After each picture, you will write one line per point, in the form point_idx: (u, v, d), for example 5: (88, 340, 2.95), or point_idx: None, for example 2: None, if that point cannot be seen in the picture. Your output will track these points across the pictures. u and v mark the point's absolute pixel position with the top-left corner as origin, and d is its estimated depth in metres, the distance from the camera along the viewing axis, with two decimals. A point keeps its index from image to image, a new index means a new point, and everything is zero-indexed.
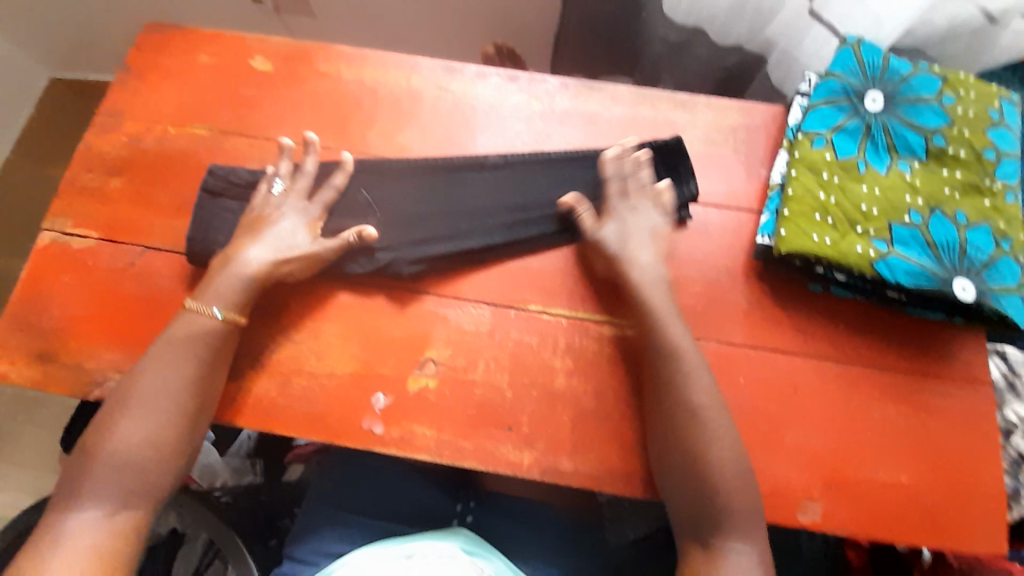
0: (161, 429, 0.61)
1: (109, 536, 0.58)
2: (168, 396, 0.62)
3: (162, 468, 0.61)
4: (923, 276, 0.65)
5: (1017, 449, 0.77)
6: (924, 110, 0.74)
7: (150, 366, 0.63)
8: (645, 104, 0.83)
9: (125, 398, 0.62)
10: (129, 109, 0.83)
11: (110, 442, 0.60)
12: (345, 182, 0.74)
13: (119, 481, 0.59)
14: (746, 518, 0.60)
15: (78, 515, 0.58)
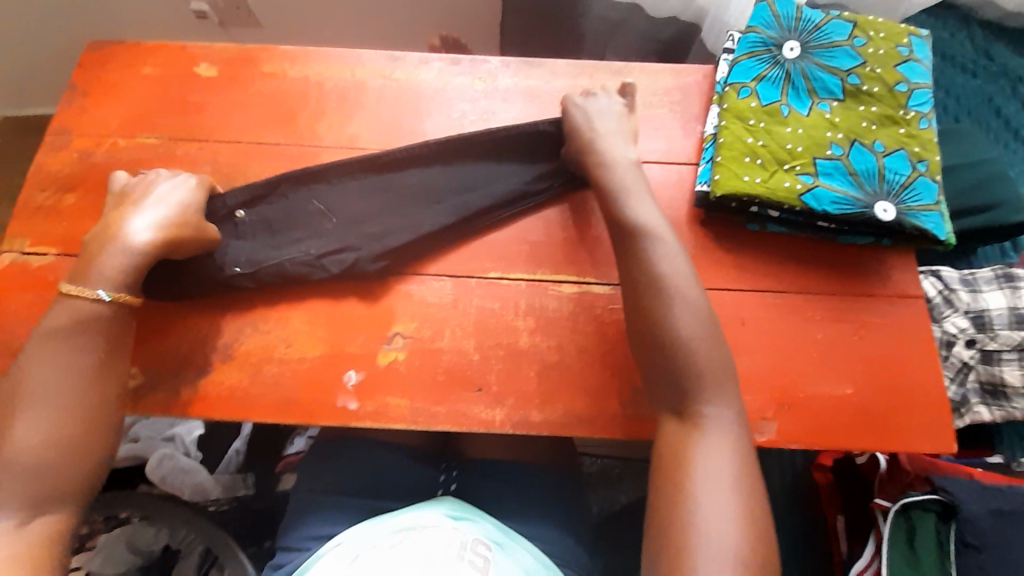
0: (61, 425, 0.60)
1: (21, 540, 0.55)
2: (72, 392, 0.61)
3: (74, 461, 0.60)
4: (846, 203, 0.71)
5: (960, 358, 0.82)
6: (838, 52, 0.79)
7: (37, 366, 0.62)
8: (583, 75, 0.87)
9: (16, 401, 0.60)
10: (77, 126, 0.83)
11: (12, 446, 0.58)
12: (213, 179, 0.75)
13: (24, 484, 0.57)
14: None
15: None
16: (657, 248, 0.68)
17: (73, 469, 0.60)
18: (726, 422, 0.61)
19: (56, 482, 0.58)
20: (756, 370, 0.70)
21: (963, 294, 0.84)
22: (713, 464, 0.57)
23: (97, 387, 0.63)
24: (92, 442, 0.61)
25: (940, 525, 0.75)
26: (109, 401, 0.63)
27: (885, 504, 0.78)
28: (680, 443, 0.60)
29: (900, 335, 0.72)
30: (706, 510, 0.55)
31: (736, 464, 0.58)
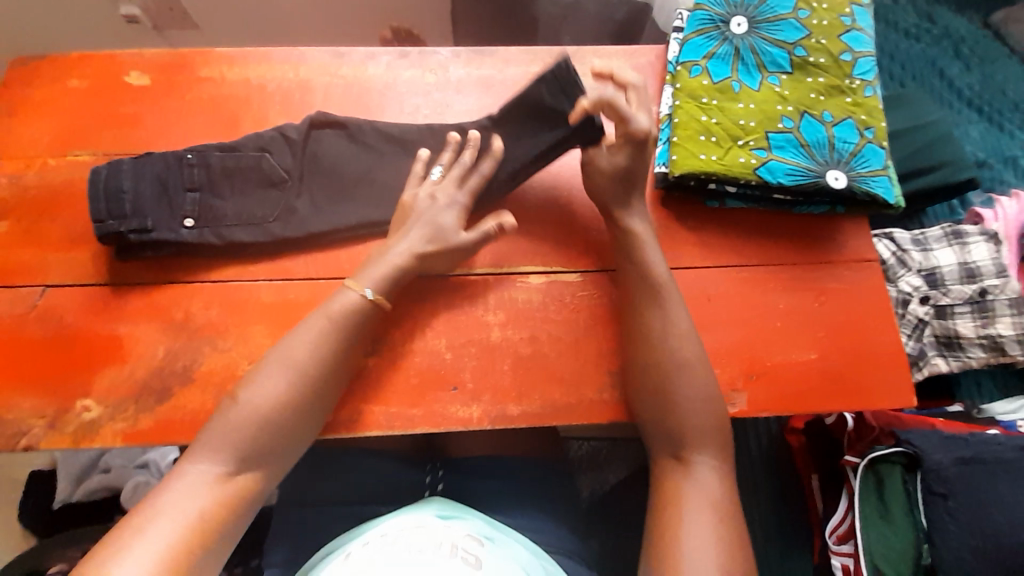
0: (296, 383, 0.63)
1: (220, 493, 0.58)
2: (303, 371, 0.64)
3: (281, 439, 0.62)
4: (800, 174, 0.72)
5: (915, 315, 0.85)
6: (783, 25, 0.79)
7: (310, 326, 0.66)
8: (535, 61, 0.86)
9: (273, 359, 0.65)
10: (1, 149, 0.78)
11: (244, 409, 0.61)
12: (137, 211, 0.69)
13: (230, 440, 0.60)
14: (694, 431, 0.64)
15: (194, 476, 0.58)
16: (656, 305, 0.67)
17: (277, 447, 0.62)
18: (713, 471, 0.62)
19: (253, 456, 0.60)
20: (724, 344, 0.71)
21: (915, 254, 0.88)
22: (702, 501, 0.60)
23: (340, 365, 0.66)
24: (306, 425, 0.64)
25: (906, 475, 0.79)
26: (336, 385, 0.66)
27: (854, 460, 0.82)
28: (671, 482, 0.62)
29: (858, 297, 0.74)
30: (693, 538, 0.57)
31: (725, 506, 0.60)
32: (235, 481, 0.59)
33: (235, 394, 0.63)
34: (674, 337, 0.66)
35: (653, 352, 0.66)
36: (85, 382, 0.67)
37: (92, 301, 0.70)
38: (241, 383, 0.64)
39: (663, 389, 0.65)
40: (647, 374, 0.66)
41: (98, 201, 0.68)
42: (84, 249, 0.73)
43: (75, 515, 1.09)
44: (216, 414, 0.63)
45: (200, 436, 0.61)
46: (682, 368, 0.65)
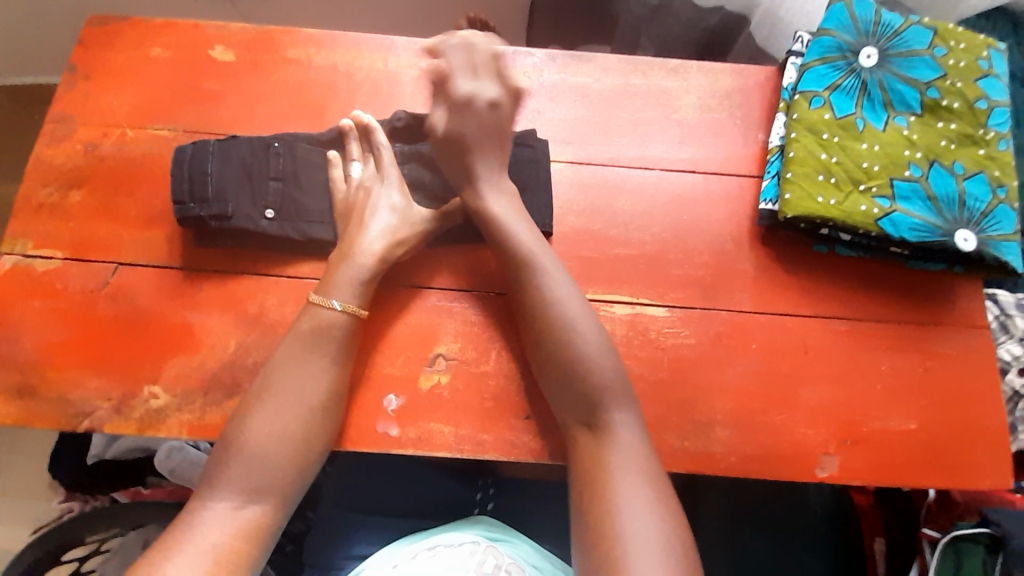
0: (298, 406, 0.60)
1: (239, 526, 0.55)
2: (303, 402, 0.60)
3: (292, 468, 0.59)
4: (927, 230, 0.66)
5: (1012, 386, 0.80)
6: (917, 62, 0.73)
7: (296, 345, 0.62)
8: (635, 73, 0.80)
9: (266, 387, 0.61)
10: (79, 114, 0.75)
11: (248, 444, 0.58)
12: (208, 190, 0.66)
13: (244, 473, 0.57)
14: (620, 392, 0.60)
15: (210, 512, 0.55)
16: (533, 264, 0.65)
17: (293, 475, 0.59)
18: (629, 427, 0.59)
19: (266, 486, 0.57)
20: (818, 401, 0.67)
21: (1019, 320, 0.82)
22: (626, 473, 0.56)
23: (337, 389, 0.62)
24: (317, 452, 0.60)
25: (987, 556, 0.73)
26: (337, 407, 0.62)
27: (933, 535, 0.77)
28: (591, 457, 0.58)
29: (968, 366, 0.69)
30: (629, 507, 0.53)
31: (644, 457, 0.57)
32: (250, 514, 0.56)
33: (236, 425, 0.60)
34: (552, 293, 0.63)
35: (535, 314, 0.63)
36: (152, 369, 0.65)
37: (164, 285, 0.68)
38: (236, 419, 0.60)
39: (550, 365, 0.62)
40: (534, 349, 0.64)
41: (179, 180, 0.66)
42: (159, 229, 0.70)
43: (109, 475, 1.09)
44: (216, 450, 0.59)
45: (207, 472, 0.58)
46: (556, 320, 0.62)
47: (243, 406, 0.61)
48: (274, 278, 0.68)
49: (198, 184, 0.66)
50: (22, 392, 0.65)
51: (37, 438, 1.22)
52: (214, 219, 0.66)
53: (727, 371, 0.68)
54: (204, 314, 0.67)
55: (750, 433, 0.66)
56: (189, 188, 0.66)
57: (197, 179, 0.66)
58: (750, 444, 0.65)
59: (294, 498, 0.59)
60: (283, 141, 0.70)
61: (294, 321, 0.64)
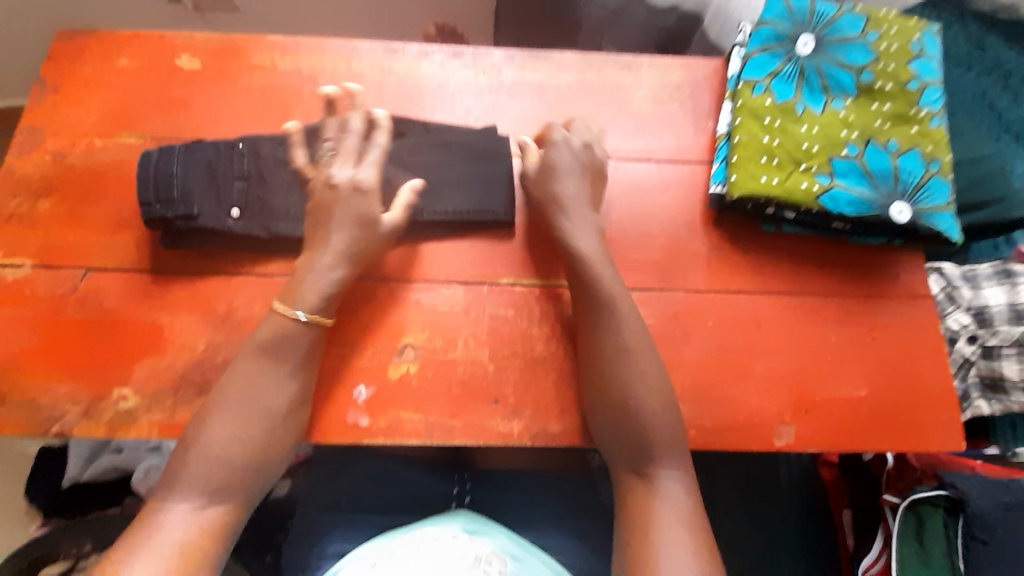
0: (260, 411, 0.61)
1: (196, 531, 0.56)
2: (260, 401, 0.61)
3: (252, 466, 0.60)
4: (864, 204, 0.70)
5: (960, 354, 0.83)
6: (852, 48, 0.77)
7: (260, 351, 0.63)
8: (590, 69, 0.84)
9: (228, 392, 0.62)
10: (46, 126, 0.77)
11: (207, 448, 0.59)
12: (172, 193, 0.67)
13: (203, 477, 0.58)
14: (667, 444, 0.62)
15: (167, 515, 0.56)
16: (611, 310, 0.66)
17: (252, 472, 0.60)
18: (673, 474, 0.61)
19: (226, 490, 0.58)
20: (773, 374, 0.70)
21: (965, 291, 0.85)
22: (667, 515, 0.59)
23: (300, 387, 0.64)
24: (276, 449, 0.62)
25: (948, 519, 0.76)
26: (301, 406, 0.64)
27: (893, 500, 0.81)
28: (637, 502, 0.61)
29: (913, 334, 0.72)
30: (665, 546, 0.56)
31: (684, 499, 0.60)
32: (210, 513, 0.57)
33: (197, 428, 0.60)
34: (619, 342, 0.65)
35: (603, 359, 0.65)
36: (122, 371, 0.66)
37: (133, 288, 0.69)
38: (197, 423, 0.61)
39: (599, 399, 0.64)
40: (592, 393, 0.65)
41: (143, 183, 0.67)
42: (127, 234, 0.72)
43: (81, 496, 1.07)
44: (176, 452, 0.60)
45: (166, 474, 0.58)
46: (617, 367, 0.64)
47: (204, 410, 0.61)
48: (243, 276, 0.70)
49: (162, 187, 0.67)
50: None
51: (15, 456, 1.20)
52: (179, 220, 0.67)
53: (685, 348, 0.70)
54: (174, 314, 0.68)
55: (709, 407, 0.68)
56: (153, 191, 0.67)
57: (161, 182, 0.67)
58: (709, 418, 0.68)
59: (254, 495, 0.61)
60: (247, 143, 0.71)
61: (257, 328, 0.65)
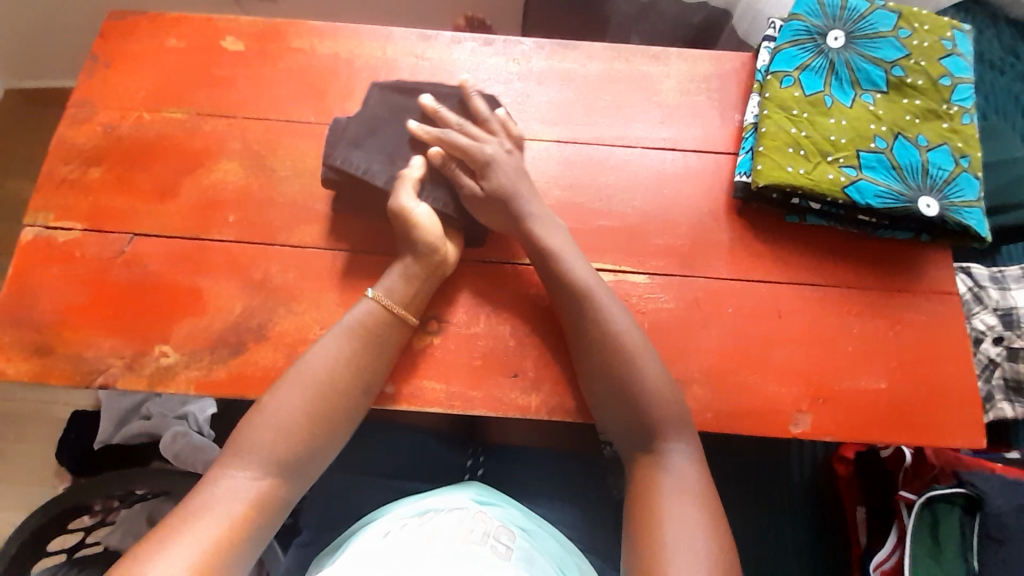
0: (325, 394, 0.63)
1: (252, 502, 0.57)
2: (320, 380, 0.64)
3: (311, 445, 0.62)
4: (891, 197, 0.70)
5: (987, 355, 0.82)
6: (883, 44, 0.77)
7: (337, 339, 0.66)
8: (619, 59, 0.85)
9: (299, 371, 0.64)
10: (99, 99, 0.81)
11: (271, 422, 0.61)
12: (357, 150, 0.71)
13: (264, 450, 0.60)
14: (672, 423, 0.64)
15: (228, 482, 0.58)
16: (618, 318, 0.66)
17: (308, 452, 0.62)
18: (683, 454, 0.62)
19: (283, 467, 0.60)
20: (792, 361, 0.70)
21: (992, 291, 0.84)
22: (678, 487, 0.60)
23: (363, 373, 0.65)
24: (334, 434, 0.63)
25: (965, 518, 0.75)
26: (362, 393, 0.65)
27: (910, 496, 0.80)
28: (648, 474, 0.62)
29: (936, 329, 0.72)
30: (677, 523, 0.57)
31: (698, 481, 0.61)
32: (263, 486, 0.59)
33: (263, 401, 0.63)
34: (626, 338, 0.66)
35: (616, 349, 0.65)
36: (163, 330, 0.70)
37: (176, 253, 0.73)
38: (268, 397, 0.63)
39: (610, 387, 0.65)
40: (599, 385, 0.65)
41: (346, 136, 0.72)
42: (172, 202, 0.75)
43: (117, 456, 1.12)
44: (240, 425, 0.62)
45: (230, 443, 0.61)
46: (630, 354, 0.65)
47: (274, 387, 0.64)
48: (278, 246, 0.73)
49: (354, 143, 0.71)
50: (40, 351, 0.70)
51: (48, 418, 1.26)
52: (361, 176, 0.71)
53: (704, 333, 0.71)
54: (212, 279, 0.72)
55: (725, 391, 0.69)
56: (359, 146, 0.71)
57: (351, 140, 0.71)
58: (726, 401, 0.69)
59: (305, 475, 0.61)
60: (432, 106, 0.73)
61: (347, 313, 0.68)
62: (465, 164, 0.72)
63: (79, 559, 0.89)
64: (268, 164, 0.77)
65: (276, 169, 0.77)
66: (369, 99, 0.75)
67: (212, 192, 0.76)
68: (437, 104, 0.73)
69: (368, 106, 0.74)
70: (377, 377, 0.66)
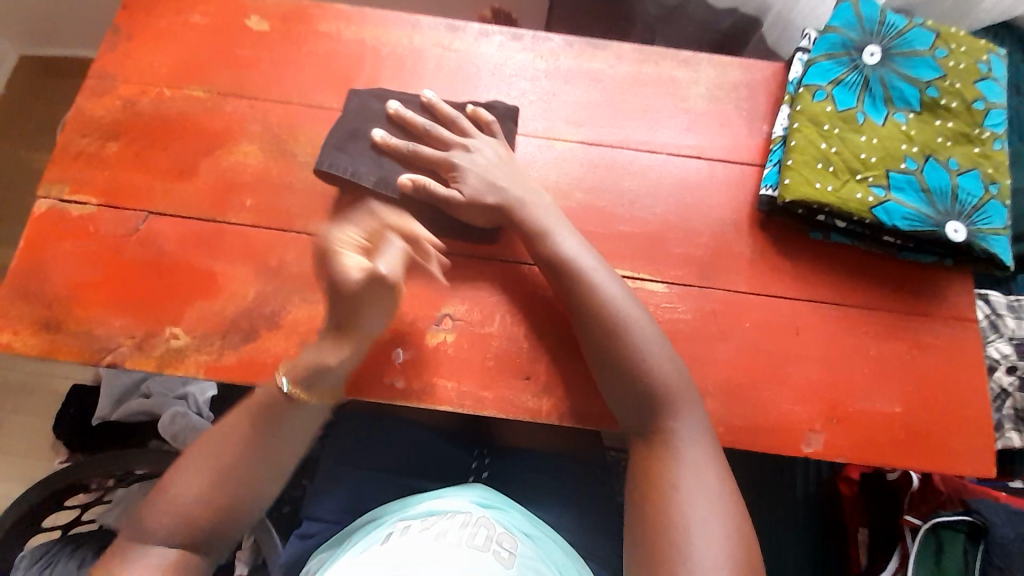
0: (222, 479, 0.64)
1: (163, 574, 0.60)
2: (223, 464, 0.64)
3: (220, 523, 0.63)
4: (919, 219, 0.69)
5: (1000, 384, 0.81)
6: (919, 63, 0.76)
7: (211, 429, 0.66)
8: (648, 62, 0.84)
9: (196, 452, 0.65)
10: (119, 72, 0.80)
11: (184, 496, 0.63)
12: (337, 151, 0.71)
13: (176, 526, 0.62)
14: (677, 395, 0.64)
15: (140, 552, 0.60)
16: (635, 321, 0.66)
17: (222, 523, 0.63)
18: (692, 433, 0.63)
19: (198, 540, 0.62)
20: (807, 379, 0.70)
21: (1008, 321, 0.84)
22: (692, 481, 0.60)
23: (256, 459, 0.65)
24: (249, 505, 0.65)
25: (968, 545, 0.76)
26: (261, 475, 0.66)
27: (914, 521, 0.80)
28: (660, 467, 0.62)
29: (953, 354, 0.71)
30: (695, 526, 0.57)
31: (716, 471, 0.61)
32: (178, 558, 0.61)
33: (179, 472, 0.65)
34: (641, 341, 0.65)
35: (625, 350, 0.65)
36: (174, 311, 0.69)
37: (191, 234, 0.72)
38: (181, 471, 0.65)
39: (623, 391, 0.65)
40: (613, 390, 0.65)
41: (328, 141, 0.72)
42: (188, 182, 0.74)
43: (116, 432, 1.12)
44: (152, 495, 0.64)
45: (138, 521, 0.63)
46: (637, 359, 0.65)
47: (179, 461, 0.66)
48: (296, 234, 0.72)
49: (334, 144, 0.72)
50: (50, 326, 0.69)
51: (49, 389, 1.26)
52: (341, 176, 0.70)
53: (720, 345, 0.70)
54: (226, 263, 0.71)
55: (739, 406, 0.68)
56: (339, 146, 0.72)
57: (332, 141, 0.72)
58: (739, 417, 0.68)
59: (220, 535, 0.63)
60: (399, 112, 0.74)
61: (242, 395, 0.68)
62: (442, 169, 0.72)
63: (75, 537, 0.88)
64: (288, 149, 0.76)
65: (296, 155, 0.76)
66: (348, 105, 0.75)
67: (229, 174, 0.75)
68: (404, 117, 0.73)
69: (347, 113, 0.74)
70: (276, 457, 0.66)
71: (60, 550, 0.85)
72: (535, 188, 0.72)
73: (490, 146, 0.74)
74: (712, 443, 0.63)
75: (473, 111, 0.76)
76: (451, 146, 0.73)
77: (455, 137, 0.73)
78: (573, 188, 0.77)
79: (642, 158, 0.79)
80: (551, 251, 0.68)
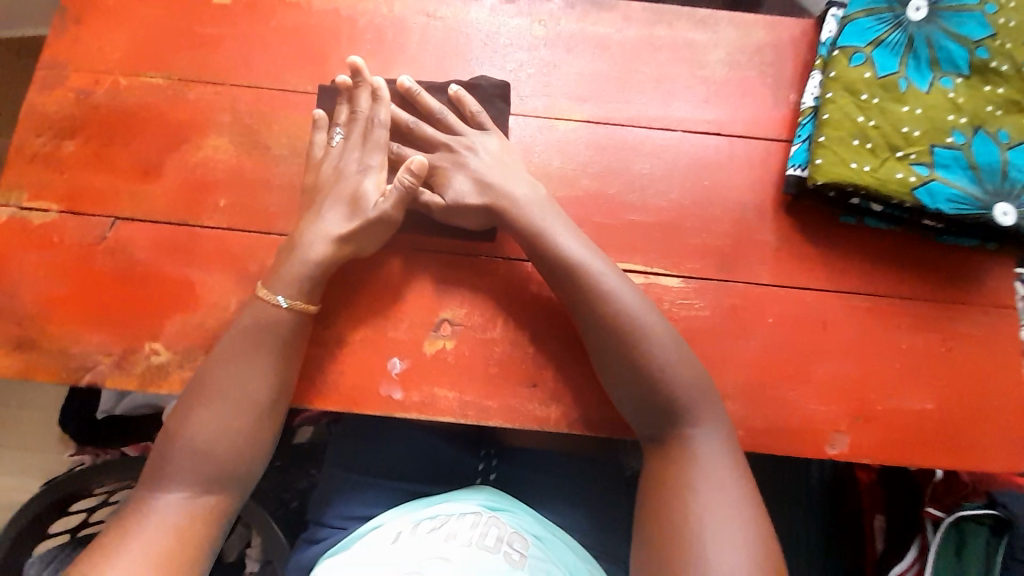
0: (242, 414, 0.58)
1: (190, 520, 0.55)
2: (247, 397, 0.59)
3: (244, 459, 0.58)
4: (965, 201, 0.62)
5: None
6: (974, 15, 0.66)
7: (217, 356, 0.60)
8: (660, 24, 0.74)
9: (202, 389, 0.59)
10: (69, 59, 0.72)
11: (198, 439, 0.57)
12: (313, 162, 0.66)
13: (197, 468, 0.56)
14: (695, 401, 0.59)
15: (157, 501, 0.55)
16: (646, 325, 0.60)
17: (244, 460, 0.58)
18: (710, 440, 0.58)
19: (219, 473, 0.57)
20: (833, 378, 0.65)
21: None
22: (708, 489, 0.55)
23: (266, 381, 0.60)
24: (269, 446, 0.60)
25: (991, 537, 0.74)
26: (287, 403, 0.61)
27: (937, 513, 0.77)
28: (674, 475, 0.57)
29: (993, 346, 0.66)
30: (711, 535, 0.53)
31: (735, 478, 0.57)
32: (204, 502, 0.56)
33: (188, 414, 0.58)
34: (657, 344, 0.60)
35: (640, 356, 0.59)
36: (153, 326, 0.64)
37: (164, 240, 0.66)
38: (189, 411, 0.58)
39: (636, 398, 0.60)
40: (623, 397, 0.61)
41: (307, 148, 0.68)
42: (155, 183, 0.68)
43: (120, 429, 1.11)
44: (160, 445, 0.58)
45: (150, 468, 0.56)
46: (653, 364, 0.59)
47: (184, 405, 0.59)
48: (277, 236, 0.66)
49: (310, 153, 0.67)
50: (23, 345, 0.64)
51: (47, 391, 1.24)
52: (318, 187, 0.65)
53: (740, 344, 0.65)
54: (204, 272, 0.65)
55: (760, 409, 0.64)
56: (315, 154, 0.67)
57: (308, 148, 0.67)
58: (760, 420, 0.64)
59: (243, 472, 0.58)
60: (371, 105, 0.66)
61: (237, 317, 0.62)
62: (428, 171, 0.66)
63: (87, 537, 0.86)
64: (262, 141, 0.69)
65: (271, 147, 0.69)
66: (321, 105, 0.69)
67: (200, 172, 0.68)
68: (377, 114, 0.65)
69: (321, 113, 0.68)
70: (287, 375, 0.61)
71: (69, 553, 0.83)
72: (527, 177, 0.65)
73: (478, 138, 0.66)
74: (733, 449, 0.59)
75: (456, 96, 0.67)
76: (434, 142, 0.66)
77: (437, 133, 0.66)
78: (578, 175, 0.70)
79: (654, 137, 0.71)
80: (554, 250, 0.62)
